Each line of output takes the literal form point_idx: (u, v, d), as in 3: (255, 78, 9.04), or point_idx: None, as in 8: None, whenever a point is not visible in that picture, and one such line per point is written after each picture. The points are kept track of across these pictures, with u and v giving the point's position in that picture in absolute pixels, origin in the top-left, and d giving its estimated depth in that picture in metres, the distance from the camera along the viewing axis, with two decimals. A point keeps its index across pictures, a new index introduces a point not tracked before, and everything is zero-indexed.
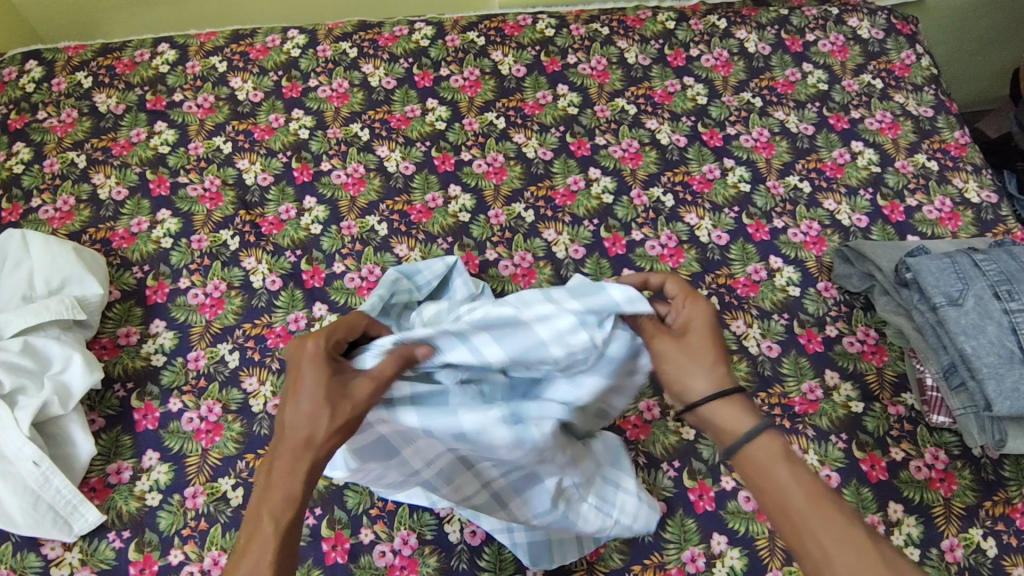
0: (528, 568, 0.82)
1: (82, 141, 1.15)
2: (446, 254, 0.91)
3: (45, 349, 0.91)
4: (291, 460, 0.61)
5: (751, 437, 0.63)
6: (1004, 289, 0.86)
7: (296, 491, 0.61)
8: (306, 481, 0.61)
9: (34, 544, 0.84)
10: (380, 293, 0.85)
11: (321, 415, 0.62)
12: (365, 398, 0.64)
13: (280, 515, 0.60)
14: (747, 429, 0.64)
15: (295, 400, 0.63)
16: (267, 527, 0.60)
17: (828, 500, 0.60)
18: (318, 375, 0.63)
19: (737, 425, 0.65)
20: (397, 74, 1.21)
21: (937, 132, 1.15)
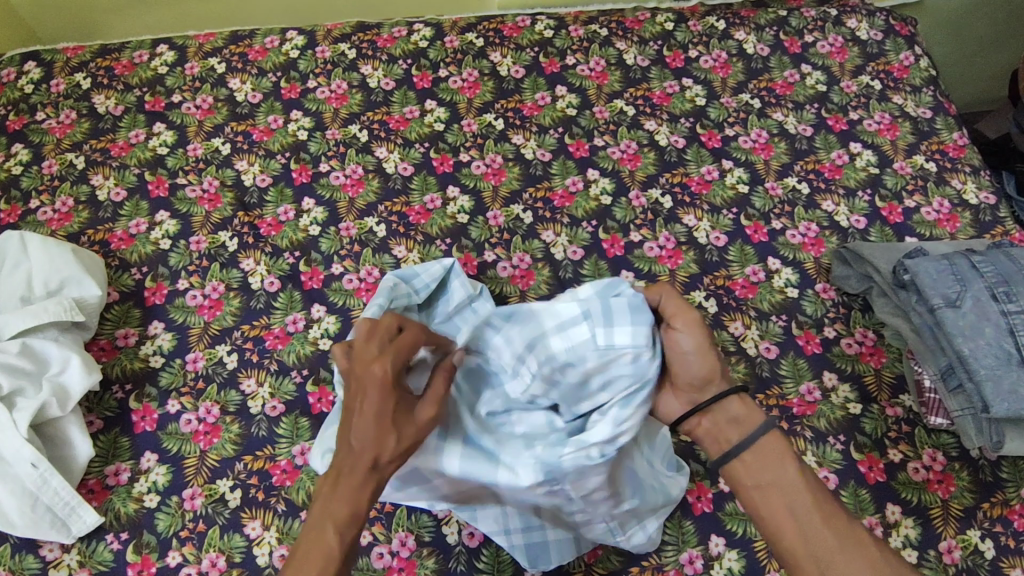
0: (526, 569, 0.82)
1: (81, 142, 1.15)
2: (443, 257, 0.90)
3: (44, 351, 0.91)
4: (354, 473, 0.59)
5: (758, 436, 0.68)
6: (1002, 291, 0.86)
7: (361, 510, 0.59)
8: (371, 501, 0.60)
9: (33, 546, 0.85)
10: (380, 303, 0.83)
11: (388, 437, 0.60)
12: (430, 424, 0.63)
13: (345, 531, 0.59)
14: (749, 428, 0.68)
15: (365, 416, 0.60)
16: (330, 538, 0.58)
17: (825, 499, 0.65)
18: (386, 393, 0.61)
19: (739, 426, 0.69)
20: (396, 75, 1.21)
21: (936, 133, 1.15)
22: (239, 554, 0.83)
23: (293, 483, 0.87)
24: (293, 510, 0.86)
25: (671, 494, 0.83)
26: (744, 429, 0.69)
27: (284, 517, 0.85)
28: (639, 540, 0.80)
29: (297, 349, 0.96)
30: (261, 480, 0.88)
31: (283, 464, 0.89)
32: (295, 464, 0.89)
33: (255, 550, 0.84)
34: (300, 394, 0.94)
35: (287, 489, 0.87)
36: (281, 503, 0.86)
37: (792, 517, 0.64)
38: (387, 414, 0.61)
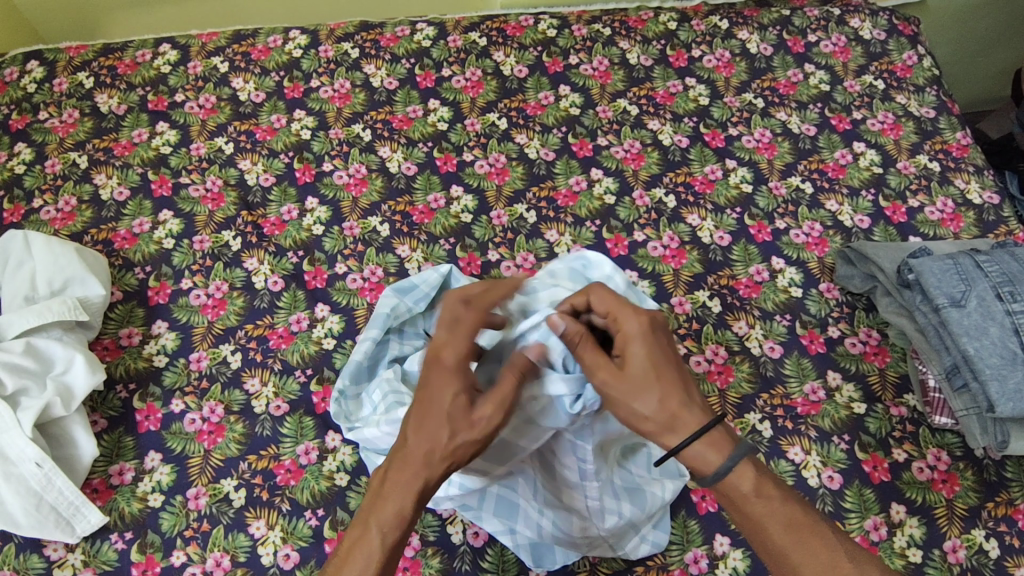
0: (531, 569, 0.82)
1: (84, 141, 1.15)
2: (438, 265, 0.90)
3: (48, 350, 0.90)
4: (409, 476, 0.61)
5: (732, 468, 0.62)
6: (1007, 291, 0.86)
7: (409, 506, 0.60)
8: (418, 500, 0.61)
9: (37, 545, 0.84)
10: (373, 335, 0.86)
11: (441, 434, 0.61)
12: (487, 424, 0.62)
13: (388, 528, 0.60)
14: (728, 451, 0.62)
15: (422, 417, 0.62)
16: (372, 537, 0.60)
17: (805, 525, 0.62)
18: (453, 378, 0.63)
19: (718, 448, 0.62)
20: (399, 75, 1.21)
21: (939, 133, 1.15)
22: (243, 554, 0.83)
23: (297, 482, 0.87)
24: (297, 510, 0.86)
25: (667, 497, 0.83)
26: (724, 453, 0.62)
27: (288, 517, 0.85)
28: (643, 550, 0.82)
29: (300, 349, 0.96)
30: (265, 479, 0.88)
31: (287, 464, 0.89)
32: (299, 463, 0.89)
33: (259, 549, 0.84)
34: (304, 394, 0.94)
35: (291, 488, 0.87)
36: (286, 502, 0.86)
37: (771, 548, 0.62)
38: (444, 412, 0.61)
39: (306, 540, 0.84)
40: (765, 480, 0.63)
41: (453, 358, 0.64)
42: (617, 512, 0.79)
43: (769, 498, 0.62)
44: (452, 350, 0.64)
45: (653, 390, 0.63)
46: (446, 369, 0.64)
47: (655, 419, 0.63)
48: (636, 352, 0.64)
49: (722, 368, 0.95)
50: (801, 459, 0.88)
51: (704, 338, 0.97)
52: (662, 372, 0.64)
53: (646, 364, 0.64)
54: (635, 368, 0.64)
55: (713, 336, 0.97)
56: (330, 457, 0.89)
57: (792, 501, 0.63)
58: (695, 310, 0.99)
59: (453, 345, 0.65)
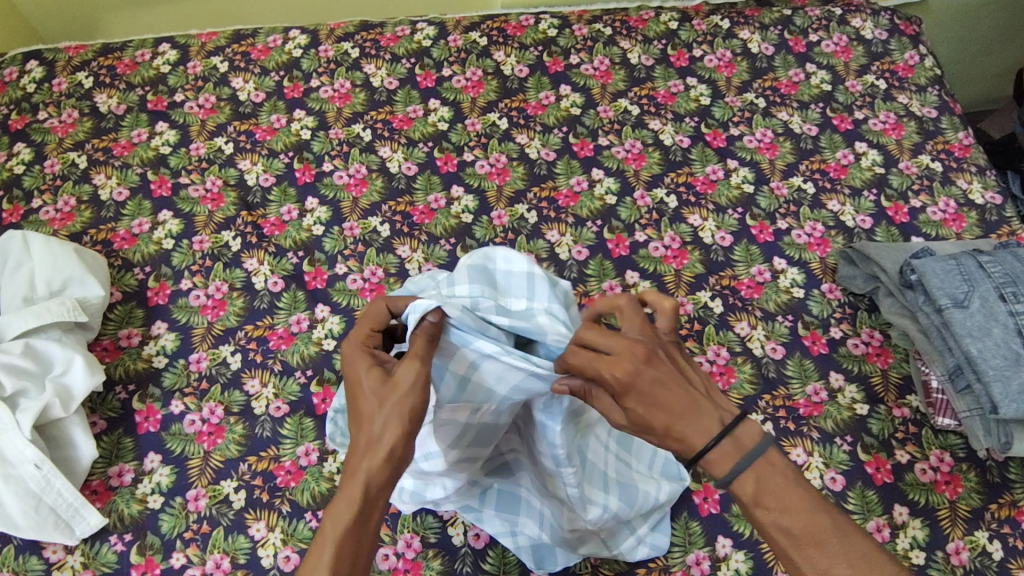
0: (533, 571, 0.81)
1: (83, 142, 1.15)
2: (432, 272, 0.83)
3: (47, 351, 0.90)
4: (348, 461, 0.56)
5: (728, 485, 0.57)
6: (1010, 291, 0.85)
7: (357, 489, 0.54)
8: (368, 484, 0.55)
9: (36, 547, 0.84)
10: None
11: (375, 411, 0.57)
12: (413, 375, 0.58)
13: (339, 515, 0.54)
14: (730, 469, 0.56)
15: (359, 410, 0.58)
16: (327, 536, 0.53)
17: (814, 532, 0.55)
18: (359, 361, 0.61)
19: (720, 467, 0.57)
20: (399, 74, 1.20)
21: (941, 133, 1.15)
22: (243, 556, 0.83)
23: (297, 484, 0.87)
24: (297, 511, 0.85)
25: (662, 498, 0.82)
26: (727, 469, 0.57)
27: (288, 519, 0.85)
28: (642, 552, 0.81)
29: (301, 349, 0.96)
30: (265, 480, 0.87)
31: (287, 465, 0.88)
32: (299, 464, 0.88)
33: (259, 551, 0.83)
34: (304, 395, 0.93)
35: (292, 490, 0.87)
36: (286, 503, 0.86)
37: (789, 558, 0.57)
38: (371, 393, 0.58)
39: (306, 541, 0.84)
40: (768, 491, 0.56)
41: (353, 344, 0.62)
42: (602, 505, 0.78)
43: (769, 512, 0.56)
44: (351, 343, 0.63)
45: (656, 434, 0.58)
46: (352, 359, 0.61)
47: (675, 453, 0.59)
48: (631, 405, 0.57)
49: (723, 368, 0.94)
50: (804, 460, 0.88)
51: (706, 339, 0.97)
52: (655, 415, 0.57)
53: (639, 412, 0.57)
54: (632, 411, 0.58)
55: (714, 337, 0.97)
56: (331, 459, 0.89)
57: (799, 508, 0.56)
58: (697, 311, 0.99)
59: (351, 335, 0.63)
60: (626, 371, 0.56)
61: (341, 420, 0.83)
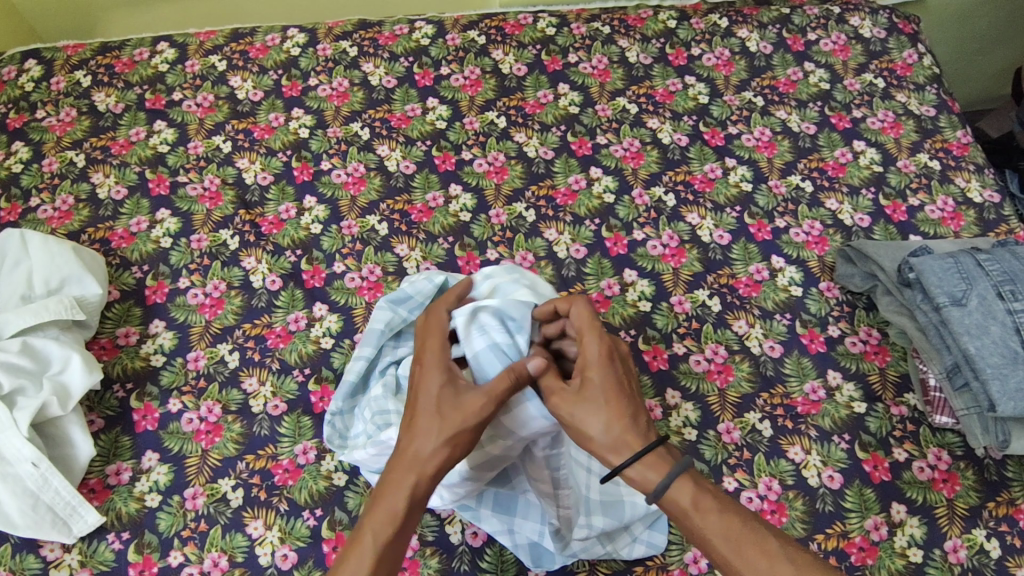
0: (530, 569, 0.81)
1: (81, 140, 1.15)
2: (430, 273, 0.86)
3: (44, 349, 0.90)
4: (400, 471, 0.64)
5: (668, 487, 0.63)
6: (1007, 289, 0.86)
7: (401, 506, 0.62)
8: (411, 499, 0.63)
9: (33, 546, 0.84)
10: (365, 353, 0.84)
11: (432, 431, 0.64)
12: (475, 408, 0.66)
13: (380, 528, 0.62)
14: (666, 470, 0.64)
15: (417, 423, 0.65)
16: (367, 539, 0.61)
17: (748, 536, 0.61)
18: (432, 377, 0.68)
19: (657, 467, 0.64)
20: (397, 73, 1.20)
21: (940, 131, 1.15)
22: (241, 554, 0.83)
23: (295, 482, 0.87)
24: (295, 509, 0.85)
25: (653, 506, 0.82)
26: (662, 472, 0.64)
27: (286, 517, 0.85)
28: (638, 551, 0.81)
29: (299, 348, 0.96)
30: (263, 479, 0.87)
31: (285, 463, 0.88)
32: (297, 463, 0.88)
33: (257, 549, 0.83)
34: (302, 393, 0.93)
35: (289, 488, 0.87)
36: (283, 502, 0.86)
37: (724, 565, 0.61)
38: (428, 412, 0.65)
39: (304, 540, 0.84)
40: (705, 494, 0.63)
41: (432, 356, 0.69)
42: (588, 524, 0.80)
43: (708, 512, 0.62)
44: (432, 352, 0.70)
45: (599, 416, 0.65)
46: (427, 372, 0.68)
47: (601, 446, 0.66)
48: (595, 376, 0.67)
49: (721, 367, 0.94)
50: (801, 459, 0.88)
51: (704, 337, 0.97)
52: (612, 398, 0.66)
53: (603, 384, 0.67)
54: (597, 383, 0.67)
55: (712, 335, 0.97)
56: (328, 457, 0.89)
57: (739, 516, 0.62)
58: (695, 309, 0.98)
59: (431, 348, 0.70)
60: (606, 353, 0.68)
61: (338, 422, 0.86)
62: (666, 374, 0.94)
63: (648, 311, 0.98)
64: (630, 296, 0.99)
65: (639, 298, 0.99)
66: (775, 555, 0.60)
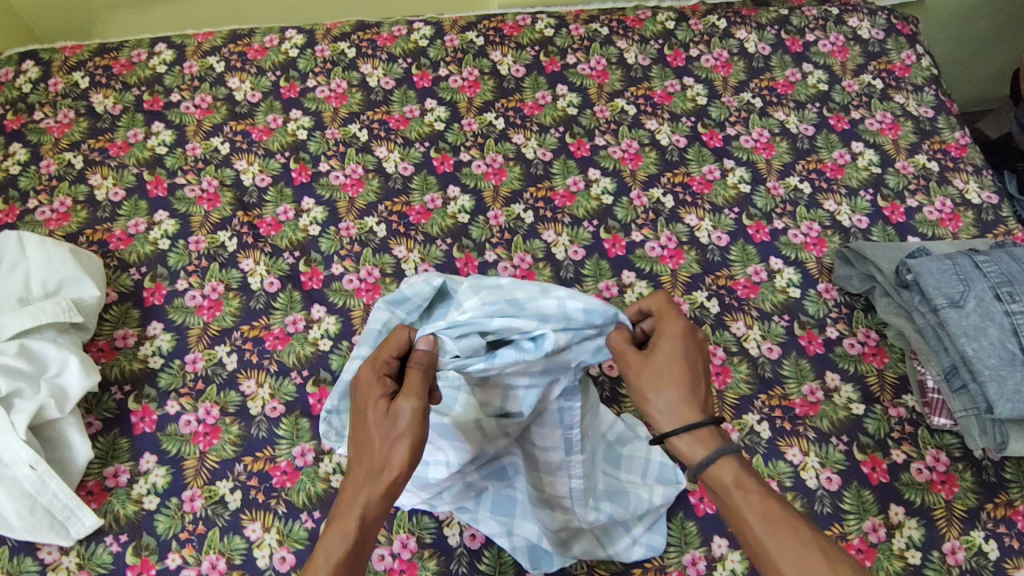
0: (528, 571, 0.81)
1: (79, 142, 1.14)
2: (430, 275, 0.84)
3: (42, 351, 0.90)
4: (346, 493, 0.61)
5: (717, 459, 0.64)
6: (1005, 291, 0.86)
7: (351, 525, 0.59)
8: (362, 516, 0.60)
9: (31, 548, 0.84)
10: (362, 353, 0.82)
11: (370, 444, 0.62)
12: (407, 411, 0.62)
13: (332, 549, 0.59)
14: (712, 446, 0.65)
15: (359, 438, 0.63)
16: (320, 565, 0.58)
17: (783, 517, 0.61)
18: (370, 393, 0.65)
19: (704, 442, 0.65)
20: (395, 75, 1.20)
21: (938, 133, 1.15)
22: (239, 556, 0.83)
23: (293, 484, 0.87)
24: (293, 511, 0.85)
25: (655, 500, 0.83)
26: (710, 447, 0.65)
27: (284, 519, 0.85)
28: (638, 552, 0.81)
29: (297, 349, 0.96)
30: (261, 481, 0.87)
31: (283, 465, 0.88)
32: (295, 465, 0.88)
33: (255, 551, 0.83)
34: (300, 395, 0.93)
35: (288, 490, 0.87)
36: (281, 504, 0.86)
37: (754, 545, 0.61)
38: (376, 425, 0.63)
39: (302, 542, 0.84)
40: (745, 474, 0.64)
41: (367, 370, 0.67)
42: (595, 508, 0.80)
43: (749, 491, 0.62)
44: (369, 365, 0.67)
45: (672, 382, 0.67)
46: (365, 386, 0.66)
47: (663, 410, 0.66)
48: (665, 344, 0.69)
49: (719, 368, 0.94)
50: (800, 460, 0.88)
51: None
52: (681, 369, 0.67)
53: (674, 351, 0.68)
54: (663, 352, 0.68)
55: (710, 337, 0.97)
56: (326, 459, 0.89)
57: (774, 498, 0.62)
58: (693, 311, 0.98)
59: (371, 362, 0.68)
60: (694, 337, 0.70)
61: (336, 421, 0.85)
62: None
63: None
64: (628, 298, 0.99)
65: (637, 299, 0.99)
66: (807, 542, 0.59)
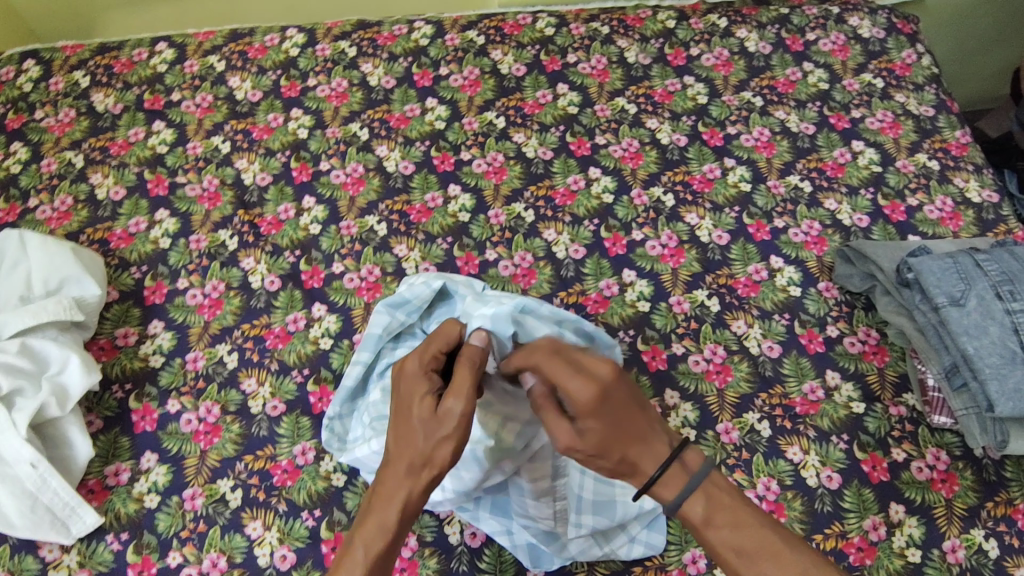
0: (529, 570, 0.82)
1: (80, 141, 1.15)
2: (427, 279, 0.85)
3: (43, 350, 0.90)
4: (389, 482, 0.65)
5: (683, 502, 0.66)
6: (1006, 290, 0.86)
7: (392, 515, 0.64)
8: (402, 506, 0.64)
9: (32, 547, 0.84)
10: (363, 359, 0.84)
11: (416, 439, 0.65)
12: (453, 417, 0.65)
13: (372, 538, 0.64)
14: (681, 486, 0.66)
15: (402, 430, 0.67)
16: (358, 551, 0.64)
17: (757, 543, 0.63)
18: (416, 386, 0.67)
19: (671, 485, 0.66)
20: (396, 74, 1.20)
21: (939, 131, 1.15)
22: (239, 555, 0.83)
23: (293, 483, 0.87)
24: (293, 510, 0.85)
25: (646, 505, 0.82)
26: (676, 488, 0.66)
27: (284, 518, 0.85)
28: (636, 551, 0.81)
29: (297, 348, 0.96)
30: (262, 479, 0.87)
31: (284, 464, 0.88)
32: (296, 463, 0.88)
33: (255, 550, 0.83)
34: (301, 394, 0.93)
35: (288, 489, 0.87)
36: (282, 502, 0.86)
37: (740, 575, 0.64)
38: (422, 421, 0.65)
39: (302, 540, 0.84)
40: (717, 505, 0.65)
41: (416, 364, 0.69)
42: (579, 522, 0.81)
43: (719, 526, 0.65)
44: (416, 358, 0.70)
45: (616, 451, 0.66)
46: (412, 379, 0.69)
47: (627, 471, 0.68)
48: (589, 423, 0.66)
49: (720, 367, 0.94)
50: (800, 459, 0.88)
51: (702, 338, 0.96)
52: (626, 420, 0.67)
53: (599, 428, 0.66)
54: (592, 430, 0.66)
55: (711, 336, 0.97)
56: (327, 458, 0.89)
57: (749, 525, 0.64)
58: (693, 310, 0.98)
59: (419, 356, 0.70)
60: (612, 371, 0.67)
61: (336, 426, 0.87)
62: (665, 374, 0.94)
63: (647, 311, 0.98)
64: (629, 297, 0.99)
65: (637, 298, 0.99)
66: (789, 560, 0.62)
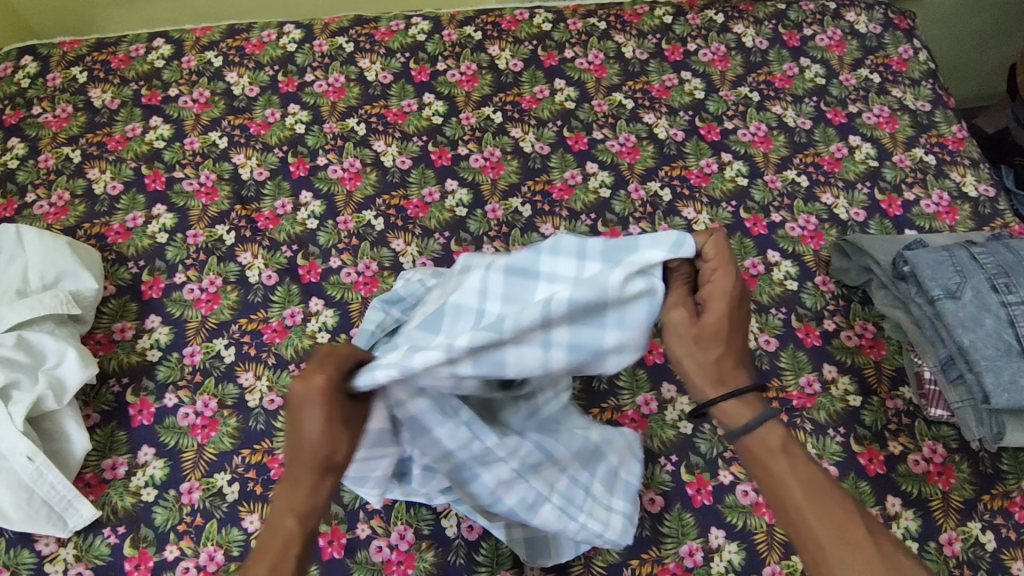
0: (526, 564, 0.81)
1: (76, 136, 1.15)
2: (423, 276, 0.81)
3: (39, 343, 0.90)
4: (305, 473, 0.54)
5: (761, 425, 0.59)
6: (1002, 282, 0.86)
7: (320, 502, 0.55)
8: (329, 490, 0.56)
9: (28, 540, 0.84)
10: None
11: (342, 437, 0.55)
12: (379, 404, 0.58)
13: (306, 520, 0.55)
14: (762, 412, 0.60)
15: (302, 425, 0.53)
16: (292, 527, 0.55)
17: (829, 492, 0.57)
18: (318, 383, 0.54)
19: (753, 406, 0.60)
20: (393, 69, 1.21)
21: (935, 127, 1.15)
22: (236, 548, 0.83)
23: None
24: None
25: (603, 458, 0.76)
26: (756, 412, 0.60)
27: None
28: (616, 522, 0.76)
29: (295, 342, 0.96)
30: (259, 473, 0.87)
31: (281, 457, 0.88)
32: None
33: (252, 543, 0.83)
34: None
35: None
36: None
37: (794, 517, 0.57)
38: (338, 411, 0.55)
39: None
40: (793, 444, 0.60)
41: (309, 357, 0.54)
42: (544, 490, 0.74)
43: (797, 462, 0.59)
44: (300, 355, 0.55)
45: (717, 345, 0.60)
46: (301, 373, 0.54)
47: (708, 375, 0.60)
48: (717, 304, 0.60)
49: None
50: None
51: None
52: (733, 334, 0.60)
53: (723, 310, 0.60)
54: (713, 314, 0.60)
55: None
56: None
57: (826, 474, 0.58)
58: None
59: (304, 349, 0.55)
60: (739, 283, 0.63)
61: None
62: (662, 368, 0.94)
63: None
64: None
65: None
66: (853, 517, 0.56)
